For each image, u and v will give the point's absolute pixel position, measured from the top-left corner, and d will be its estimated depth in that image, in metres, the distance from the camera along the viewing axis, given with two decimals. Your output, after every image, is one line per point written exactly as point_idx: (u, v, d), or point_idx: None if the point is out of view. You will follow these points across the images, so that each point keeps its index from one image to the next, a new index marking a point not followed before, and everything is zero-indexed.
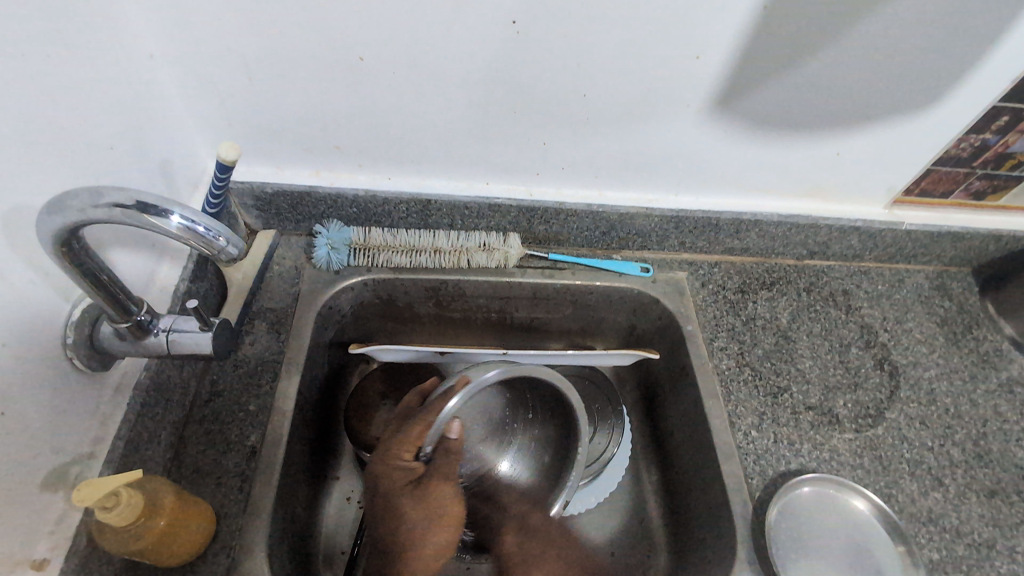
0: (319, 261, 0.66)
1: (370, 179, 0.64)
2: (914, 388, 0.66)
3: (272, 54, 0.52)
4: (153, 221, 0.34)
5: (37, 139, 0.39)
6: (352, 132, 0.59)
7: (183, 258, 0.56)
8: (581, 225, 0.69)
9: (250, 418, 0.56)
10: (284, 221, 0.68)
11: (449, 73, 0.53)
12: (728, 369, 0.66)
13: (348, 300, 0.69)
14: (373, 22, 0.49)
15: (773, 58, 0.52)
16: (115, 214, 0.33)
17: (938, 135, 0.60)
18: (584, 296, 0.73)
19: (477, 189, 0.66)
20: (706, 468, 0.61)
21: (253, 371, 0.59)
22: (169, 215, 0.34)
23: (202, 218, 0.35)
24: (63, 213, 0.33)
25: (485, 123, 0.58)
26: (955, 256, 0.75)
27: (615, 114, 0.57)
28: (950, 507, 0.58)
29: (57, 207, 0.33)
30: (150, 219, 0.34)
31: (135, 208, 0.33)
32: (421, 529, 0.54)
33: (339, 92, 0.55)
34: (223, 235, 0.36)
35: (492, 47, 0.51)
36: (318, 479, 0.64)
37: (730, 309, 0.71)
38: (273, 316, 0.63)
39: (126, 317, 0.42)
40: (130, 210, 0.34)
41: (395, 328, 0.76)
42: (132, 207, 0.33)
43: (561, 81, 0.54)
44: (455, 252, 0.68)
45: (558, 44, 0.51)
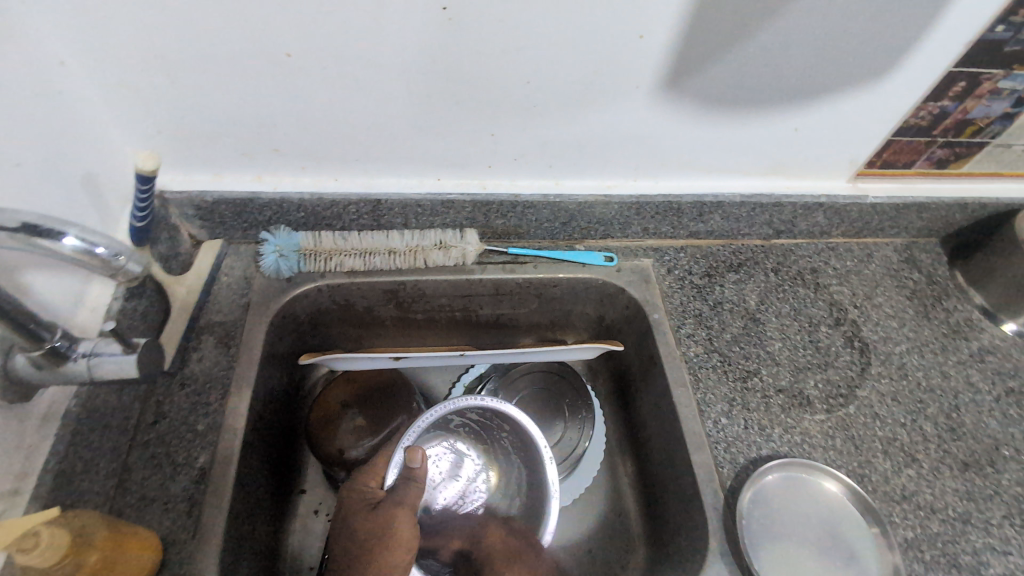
0: (268, 268, 0.63)
1: (314, 181, 0.62)
2: (884, 363, 0.65)
3: (192, 54, 0.49)
4: (45, 245, 0.32)
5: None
6: (292, 134, 0.57)
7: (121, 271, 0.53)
8: (539, 217, 0.67)
9: (198, 438, 0.54)
10: (230, 230, 0.66)
11: (384, 67, 0.51)
12: (696, 356, 0.64)
13: (303, 307, 0.67)
14: (296, 14, 0.46)
15: (719, 36, 0.50)
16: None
17: (895, 104, 0.58)
18: (547, 289, 0.71)
19: (428, 185, 0.63)
20: (678, 458, 0.60)
21: (202, 389, 0.57)
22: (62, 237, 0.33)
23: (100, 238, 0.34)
24: None
25: (427, 115, 0.56)
26: (923, 227, 0.74)
27: (561, 101, 0.55)
28: (924, 483, 0.57)
29: None
30: (40, 243, 0.32)
31: (21, 231, 0.31)
32: (370, 524, 0.52)
33: (271, 91, 0.52)
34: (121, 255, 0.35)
35: (425, 35, 0.48)
36: (280, 496, 0.63)
37: (697, 294, 0.69)
38: (222, 330, 0.61)
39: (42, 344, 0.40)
40: (15, 232, 0.31)
41: (357, 333, 0.74)
42: (17, 230, 0.31)
43: (503, 70, 0.52)
44: (411, 252, 0.66)
45: (493, 28, 0.48)
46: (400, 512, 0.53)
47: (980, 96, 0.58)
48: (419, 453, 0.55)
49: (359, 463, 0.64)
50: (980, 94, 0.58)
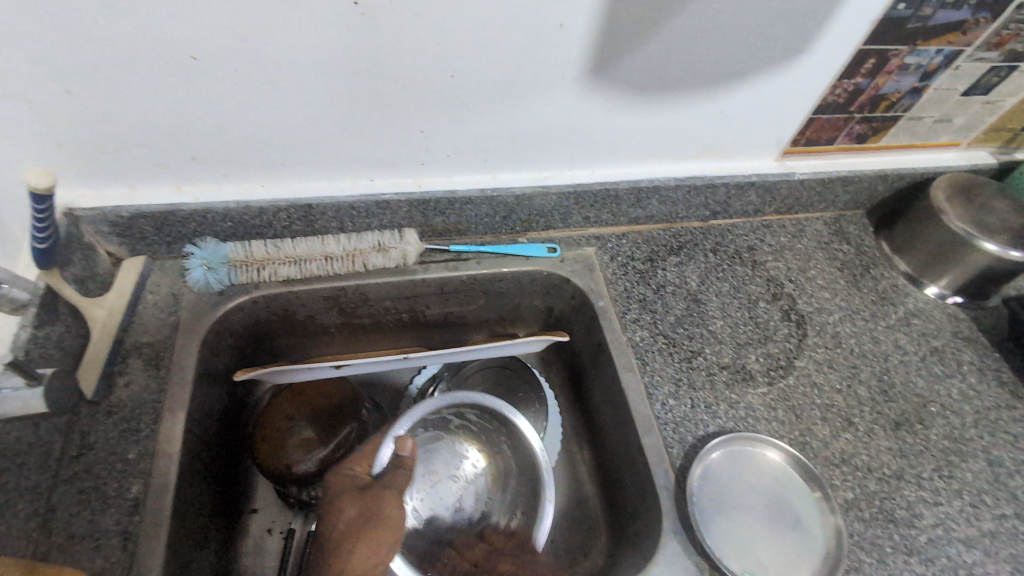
0: (196, 283, 0.60)
1: (239, 189, 0.59)
2: (820, 333, 0.68)
3: (87, 61, 0.45)
4: None
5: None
6: (209, 141, 0.54)
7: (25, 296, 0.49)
8: (478, 213, 0.67)
9: (130, 468, 0.51)
10: (153, 245, 0.62)
11: (300, 66, 0.49)
12: (642, 340, 0.65)
13: (239, 321, 0.64)
14: (197, 14, 0.44)
15: (637, 23, 0.50)
16: None
17: (813, 83, 0.60)
18: (492, 284, 0.71)
19: (361, 186, 0.62)
20: (629, 442, 0.60)
21: (131, 416, 0.53)
22: None
23: None
24: None
25: (351, 115, 0.54)
26: (849, 200, 0.77)
27: (487, 94, 0.54)
28: (860, 446, 0.59)
29: None
30: None
31: None
32: (356, 505, 0.50)
33: (180, 97, 0.49)
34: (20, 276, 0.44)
35: (339, 32, 0.47)
36: (226, 518, 0.60)
37: (640, 279, 0.70)
38: (150, 352, 0.58)
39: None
40: None
41: (301, 342, 0.72)
42: None
43: (426, 65, 0.51)
44: (349, 256, 0.64)
45: (409, 23, 0.47)
46: (389, 494, 0.52)
47: (889, 72, 0.61)
48: (408, 443, 0.55)
49: (309, 476, 0.62)
50: (889, 70, 0.61)
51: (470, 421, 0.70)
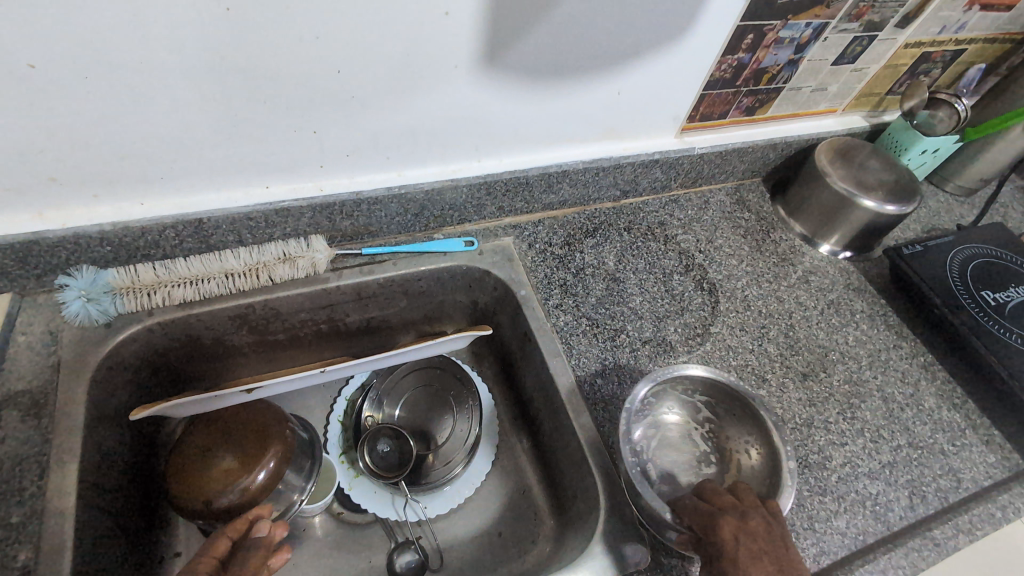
0: (75, 317, 0.54)
1: (115, 209, 0.54)
2: (730, 298, 0.71)
3: None
4: None
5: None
6: (68, 159, 0.48)
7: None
8: (388, 212, 0.64)
9: (15, 533, 0.45)
10: (18, 281, 0.55)
11: (165, 69, 0.44)
12: (567, 324, 0.66)
13: (134, 353, 0.58)
14: (28, 16, 0.39)
15: (523, 9, 0.49)
16: None
17: (701, 60, 0.62)
18: (411, 284, 0.69)
19: (256, 195, 0.58)
20: (563, 426, 0.61)
21: (11, 475, 0.47)
22: None
23: None
24: None
25: (233, 119, 0.50)
26: (746, 170, 0.82)
27: (380, 88, 0.52)
28: (775, 400, 0.63)
29: None
30: None
31: None
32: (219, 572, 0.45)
33: (24, 112, 0.44)
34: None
35: (204, 29, 0.43)
36: (142, 567, 0.56)
37: (559, 264, 0.71)
38: (28, 400, 0.51)
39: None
40: None
41: (211, 367, 0.67)
42: None
43: (309, 60, 0.48)
44: (252, 270, 0.60)
45: (283, 18, 0.44)
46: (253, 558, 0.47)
47: (767, 47, 0.64)
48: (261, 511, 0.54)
49: (234, 509, 0.58)
50: (767, 45, 0.64)
51: (693, 403, 0.59)
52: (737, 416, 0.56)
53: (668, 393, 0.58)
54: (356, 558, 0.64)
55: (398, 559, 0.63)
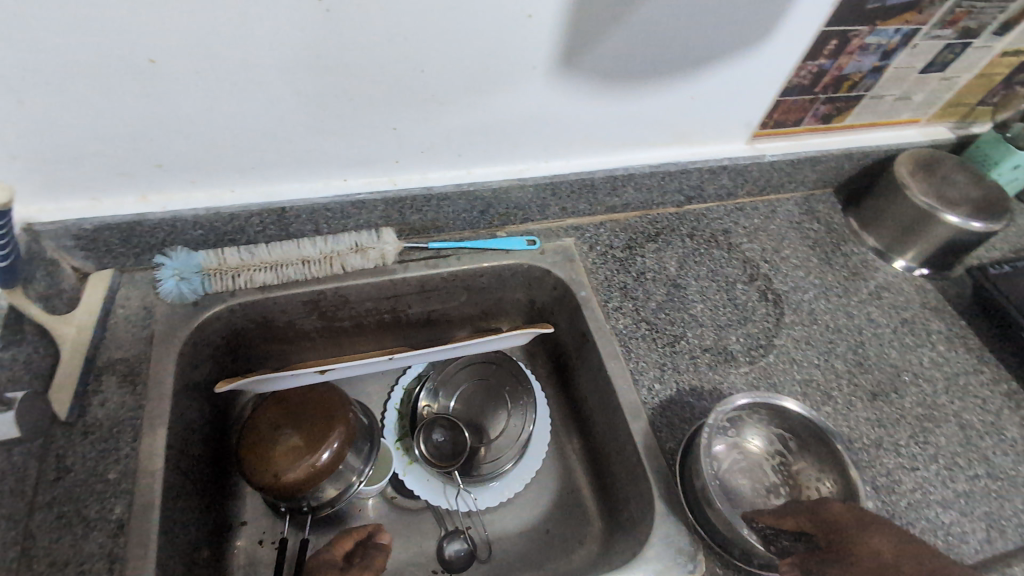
0: (168, 294, 0.58)
1: (208, 195, 0.58)
2: (796, 311, 0.69)
3: (42, 68, 0.43)
4: None
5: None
6: (174, 147, 0.52)
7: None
8: (455, 209, 0.66)
9: (111, 488, 0.49)
10: (120, 258, 0.60)
11: (266, 65, 0.47)
12: (626, 327, 0.65)
13: (216, 330, 0.62)
14: (154, 15, 0.42)
15: (604, 12, 0.50)
16: None
17: (780, 66, 0.61)
18: (473, 280, 0.71)
19: (335, 187, 0.61)
20: (618, 429, 0.61)
21: (109, 435, 0.52)
22: None
23: None
24: None
25: (322, 115, 0.53)
26: (817, 180, 0.79)
27: (459, 88, 0.54)
28: (840, 418, 0.61)
29: None
30: None
31: None
32: None
33: (142, 102, 0.48)
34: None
35: (304, 29, 0.45)
36: (214, 531, 0.60)
37: (620, 267, 0.71)
38: (125, 367, 0.56)
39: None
40: None
41: (282, 348, 0.70)
42: None
43: (396, 60, 0.50)
44: (326, 258, 0.63)
45: (376, 20, 0.46)
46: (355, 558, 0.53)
47: (851, 53, 0.62)
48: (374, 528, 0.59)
49: (299, 484, 0.60)
50: (851, 51, 0.62)
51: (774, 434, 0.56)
52: (814, 450, 0.54)
53: (744, 420, 0.56)
54: (408, 543, 0.66)
55: (448, 547, 0.65)
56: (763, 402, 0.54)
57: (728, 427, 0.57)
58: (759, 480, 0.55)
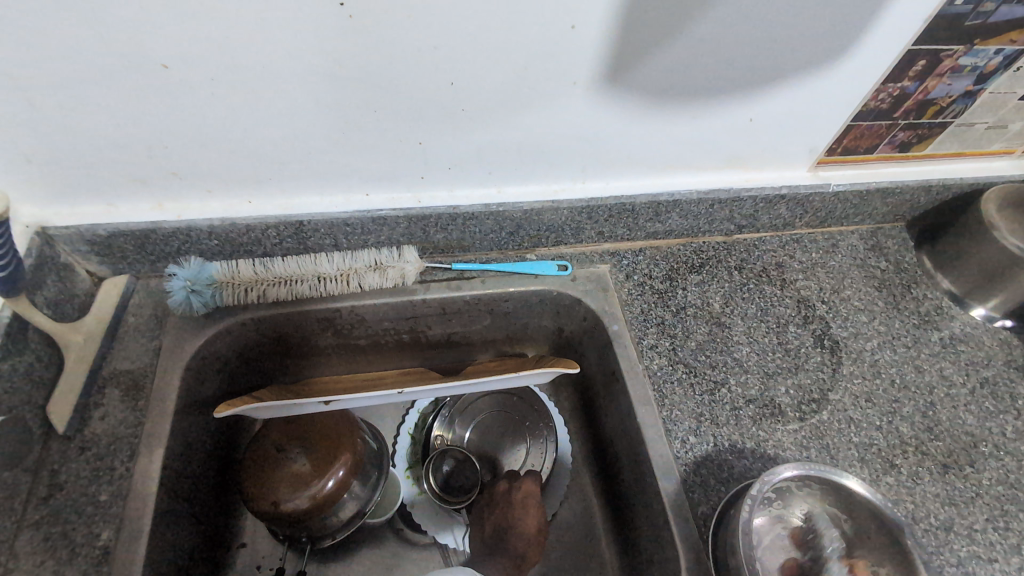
0: (178, 305, 0.56)
1: (225, 205, 0.55)
2: (856, 361, 0.62)
3: (51, 73, 0.41)
4: None
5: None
6: (190, 156, 0.50)
7: None
8: (483, 229, 0.62)
9: (101, 511, 0.47)
10: (136, 264, 0.58)
11: (284, 74, 0.44)
12: (660, 368, 0.59)
13: (228, 344, 0.60)
14: (168, 19, 0.39)
15: (657, 25, 0.44)
16: None
17: (855, 88, 0.54)
18: (498, 304, 0.66)
19: (355, 202, 0.57)
20: (645, 483, 0.55)
21: (105, 452, 0.50)
22: None
23: None
24: None
25: (343, 128, 0.49)
26: (887, 213, 0.71)
27: (493, 103, 0.49)
28: (904, 492, 0.54)
29: None
30: None
31: None
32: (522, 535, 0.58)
33: (157, 110, 0.45)
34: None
35: (326, 37, 0.42)
36: (210, 555, 0.57)
37: (658, 300, 0.65)
38: (129, 380, 0.54)
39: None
40: None
41: (295, 363, 0.68)
42: None
43: (424, 71, 0.46)
44: (343, 275, 0.59)
45: (403, 29, 0.42)
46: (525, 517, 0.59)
47: (941, 75, 0.55)
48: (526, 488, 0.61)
49: (298, 514, 0.57)
50: (941, 73, 0.55)
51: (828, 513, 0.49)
52: (872, 540, 0.47)
53: (792, 493, 0.50)
54: None
55: None
56: (811, 472, 0.48)
57: (774, 499, 0.50)
58: (806, 563, 0.48)
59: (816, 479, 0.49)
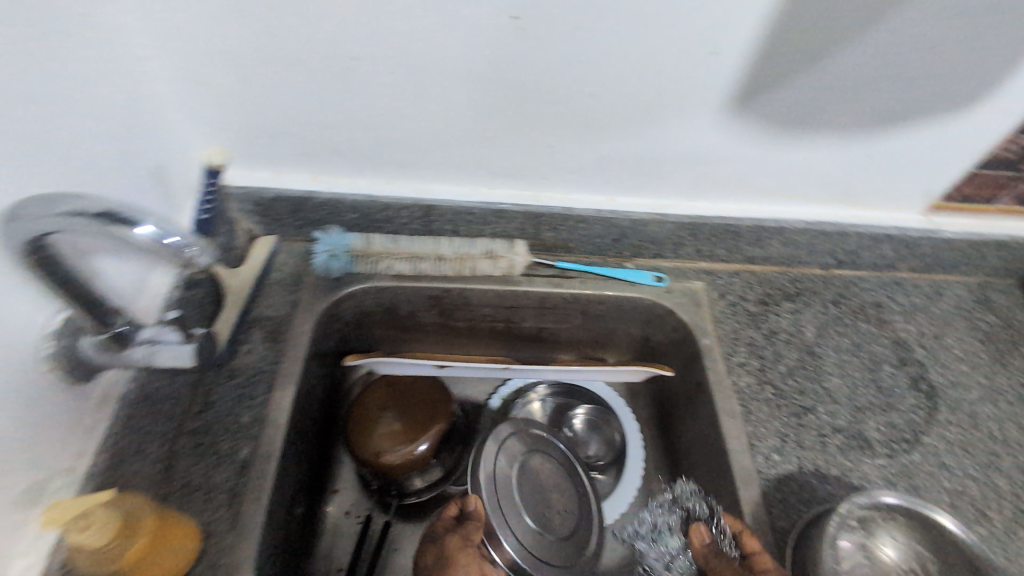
0: (319, 266, 0.64)
1: (371, 184, 0.62)
2: (954, 409, 0.61)
3: (268, 56, 0.50)
4: (115, 231, 0.36)
5: (60, 173, 0.41)
6: (354, 137, 0.57)
7: (208, 263, 0.40)
8: (591, 233, 0.66)
9: (242, 430, 0.54)
10: (284, 228, 0.66)
11: (450, 74, 0.51)
12: (748, 385, 0.61)
13: (350, 308, 0.67)
14: (370, 19, 0.47)
15: (792, 58, 0.48)
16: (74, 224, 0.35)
17: (982, 135, 0.55)
18: (593, 306, 0.70)
19: (481, 194, 0.63)
20: (723, 493, 0.57)
21: (249, 381, 0.57)
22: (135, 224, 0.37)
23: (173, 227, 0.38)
24: (22, 227, 0.34)
25: (489, 126, 0.55)
26: (1001, 267, 0.70)
27: (626, 115, 0.54)
28: (997, 545, 0.52)
29: (14, 224, 0.34)
30: (113, 229, 0.36)
31: (97, 221, 0.35)
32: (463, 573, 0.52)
33: (340, 95, 0.53)
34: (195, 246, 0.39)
35: (495, 44, 0.48)
36: (311, 493, 0.64)
37: (750, 321, 0.66)
38: (271, 325, 0.62)
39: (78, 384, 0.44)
40: (89, 221, 0.35)
41: (399, 336, 0.74)
42: (92, 219, 0.35)
43: (571, 81, 0.51)
44: (459, 260, 0.65)
45: (561, 43, 0.48)
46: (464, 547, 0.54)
47: None
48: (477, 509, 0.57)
49: (394, 468, 0.63)
50: None
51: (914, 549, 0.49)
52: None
53: (878, 522, 0.50)
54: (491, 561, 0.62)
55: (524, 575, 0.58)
56: (907, 500, 0.49)
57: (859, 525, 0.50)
58: None
59: (907, 511, 0.49)
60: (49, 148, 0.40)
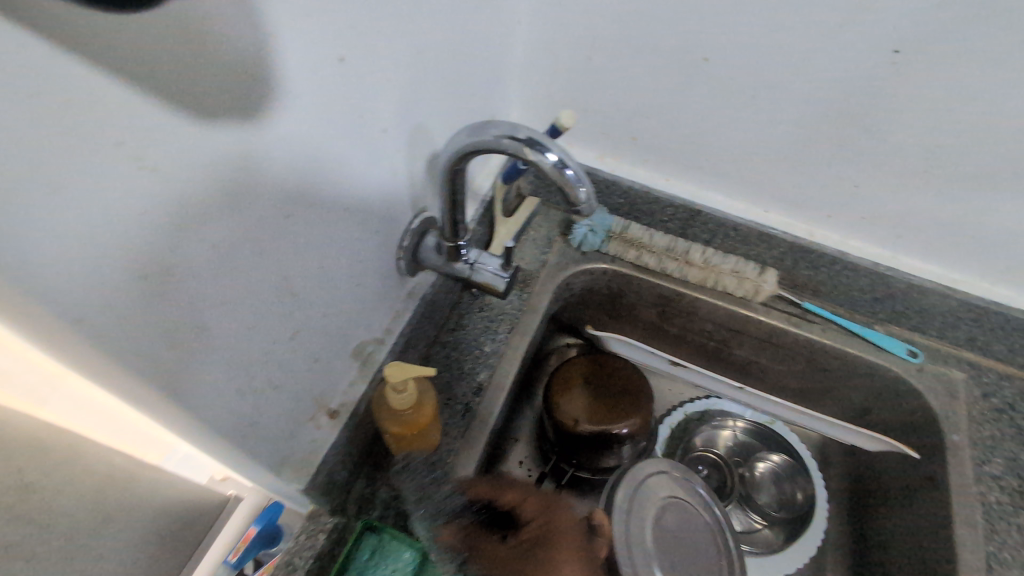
0: (575, 238, 0.68)
1: (649, 175, 0.66)
2: None
3: (625, 42, 0.55)
4: (533, 156, 0.37)
5: (450, 104, 0.50)
6: (659, 130, 0.61)
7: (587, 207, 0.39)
8: (852, 283, 0.63)
9: (484, 357, 0.61)
10: (550, 194, 0.72)
11: (792, 93, 0.52)
12: (998, 502, 0.54)
13: (583, 282, 0.71)
14: (741, 26, 0.49)
15: None
16: (511, 145, 0.37)
17: None
18: (823, 358, 0.66)
19: (754, 213, 0.64)
20: None
21: (494, 318, 0.64)
22: (548, 152, 0.37)
23: (572, 162, 0.37)
24: (479, 135, 0.38)
25: (802, 151, 0.56)
26: None
27: (965, 177, 0.51)
28: None
29: (477, 131, 0.38)
30: (531, 154, 0.37)
31: (525, 142, 0.37)
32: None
33: (670, 89, 0.56)
34: (584, 185, 0.38)
35: (859, 73, 0.48)
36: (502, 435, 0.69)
37: (1015, 435, 0.58)
38: (521, 276, 0.68)
39: (405, 275, 0.52)
40: (519, 142, 0.37)
41: (608, 323, 0.77)
42: (523, 140, 0.37)
43: (920, 128, 0.50)
44: (705, 269, 0.65)
45: (933, 88, 0.47)
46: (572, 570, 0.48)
47: None
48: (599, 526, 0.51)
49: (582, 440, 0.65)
50: None
51: None
52: None
53: None
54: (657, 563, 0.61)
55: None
56: None
57: None
58: None
59: None
60: (451, 77, 0.49)
